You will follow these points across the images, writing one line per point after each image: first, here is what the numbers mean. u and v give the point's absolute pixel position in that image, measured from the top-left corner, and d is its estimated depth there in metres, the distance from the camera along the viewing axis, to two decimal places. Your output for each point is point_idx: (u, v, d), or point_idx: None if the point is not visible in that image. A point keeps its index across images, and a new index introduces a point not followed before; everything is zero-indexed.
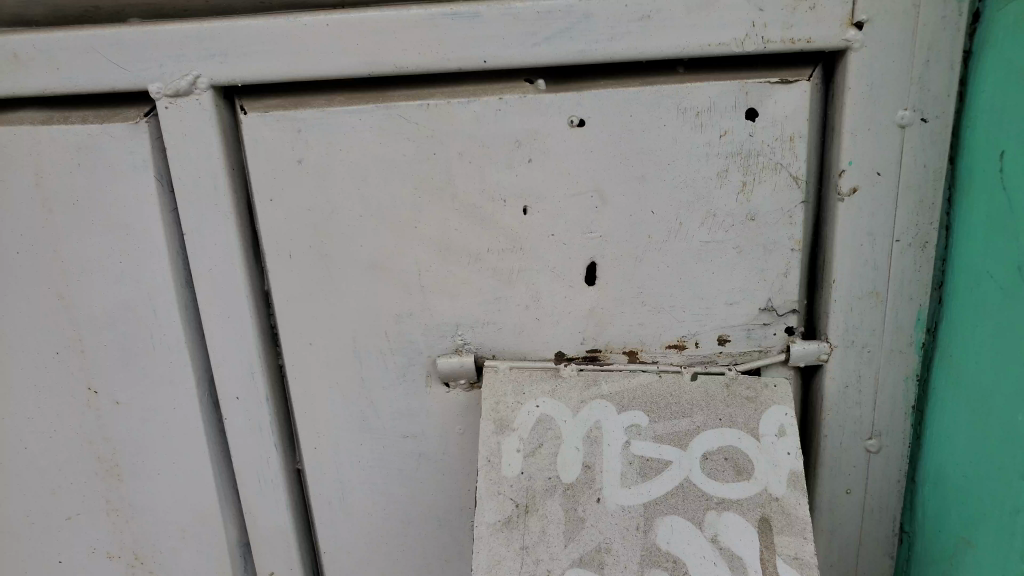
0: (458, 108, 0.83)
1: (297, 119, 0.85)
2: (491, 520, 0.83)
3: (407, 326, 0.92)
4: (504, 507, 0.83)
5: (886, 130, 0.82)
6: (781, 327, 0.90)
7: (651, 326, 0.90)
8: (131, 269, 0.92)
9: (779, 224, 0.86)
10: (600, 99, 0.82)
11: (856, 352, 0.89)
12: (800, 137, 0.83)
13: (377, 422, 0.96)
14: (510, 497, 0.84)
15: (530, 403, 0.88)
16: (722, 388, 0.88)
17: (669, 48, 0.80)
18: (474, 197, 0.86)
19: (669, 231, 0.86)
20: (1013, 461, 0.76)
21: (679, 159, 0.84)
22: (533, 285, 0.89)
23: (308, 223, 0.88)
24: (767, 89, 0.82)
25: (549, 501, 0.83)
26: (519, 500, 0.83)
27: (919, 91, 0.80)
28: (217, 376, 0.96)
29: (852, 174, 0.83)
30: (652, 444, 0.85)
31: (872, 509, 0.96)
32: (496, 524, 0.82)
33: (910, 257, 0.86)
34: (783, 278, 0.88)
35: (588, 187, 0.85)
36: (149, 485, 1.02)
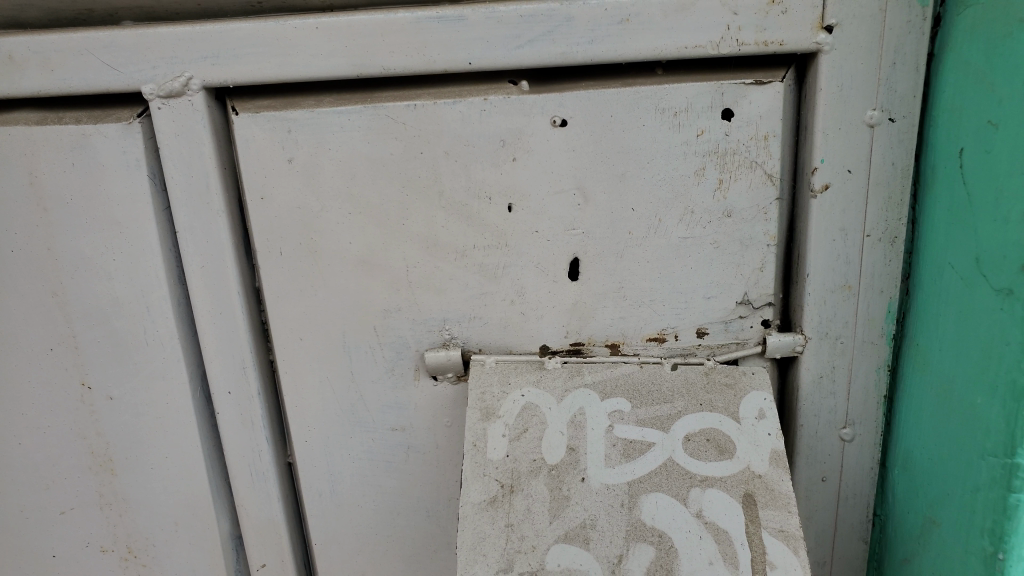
0: (444, 108, 0.86)
1: (288, 119, 0.87)
2: (476, 500, 0.84)
3: (395, 320, 0.94)
4: (489, 487, 0.85)
5: (855, 130, 0.85)
6: (758, 319, 0.93)
7: (633, 319, 0.93)
8: (124, 267, 0.94)
9: (754, 220, 0.89)
10: (581, 99, 0.85)
11: (830, 343, 0.93)
12: (773, 136, 0.86)
13: (366, 415, 0.99)
14: (495, 478, 0.85)
15: (515, 393, 0.91)
16: (701, 376, 0.91)
17: (647, 50, 0.83)
18: (460, 194, 0.88)
19: (649, 226, 0.89)
20: (972, 441, 0.80)
21: (658, 157, 0.87)
22: (518, 279, 0.92)
23: (299, 221, 0.91)
24: (742, 90, 0.85)
25: (534, 481, 0.85)
26: (504, 481, 0.85)
27: (887, 92, 0.84)
28: (209, 371, 0.98)
29: (824, 171, 0.86)
30: (635, 427, 0.88)
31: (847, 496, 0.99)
32: (482, 503, 0.84)
33: (881, 252, 0.89)
34: (759, 272, 0.91)
35: (571, 185, 0.88)
36: (142, 479, 1.04)
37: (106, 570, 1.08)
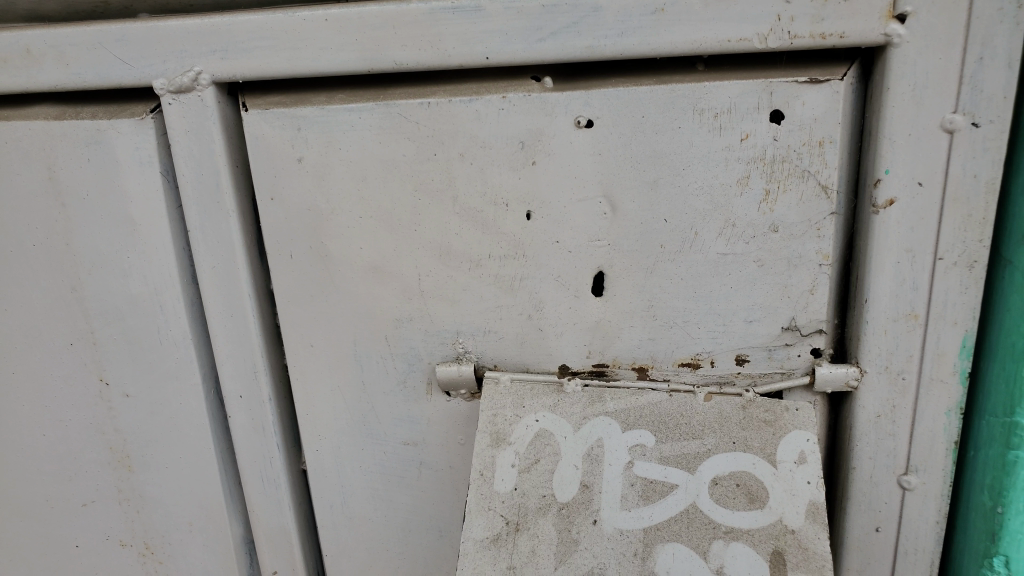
0: (459, 107, 0.79)
1: (297, 117, 0.82)
2: (478, 536, 0.77)
3: (408, 331, 0.89)
4: (493, 524, 0.78)
5: (930, 136, 0.72)
6: (807, 348, 0.83)
7: (663, 341, 0.85)
8: (138, 264, 0.92)
9: (805, 237, 0.79)
10: (610, 98, 0.77)
11: (890, 379, 0.81)
12: (830, 142, 0.75)
13: (378, 427, 0.95)
14: (500, 514, 0.78)
15: (529, 417, 0.84)
16: (738, 409, 0.82)
17: (685, 44, 0.73)
18: (475, 200, 0.82)
19: (684, 241, 0.80)
20: (972, 408, 0.83)
21: (695, 164, 0.78)
22: (535, 293, 0.85)
23: (307, 224, 0.86)
24: (794, 90, 0.74)
25: (542, 520, 0.78)
26: (509, 517, 0.78)
27: (970, 92, 0.71)
28: (221, 374, 0.95)
29: (889, 184, 0.74)
30: (657, 465, 0.80)
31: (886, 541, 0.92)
32: (484, 540, 0.77)
33: (956, 278, 0.77)
34: (810, 295, 0.81)
35: (596, 192, 0.80)
36: (159, 477, 1.03)
37: (124, 564, 1.08)
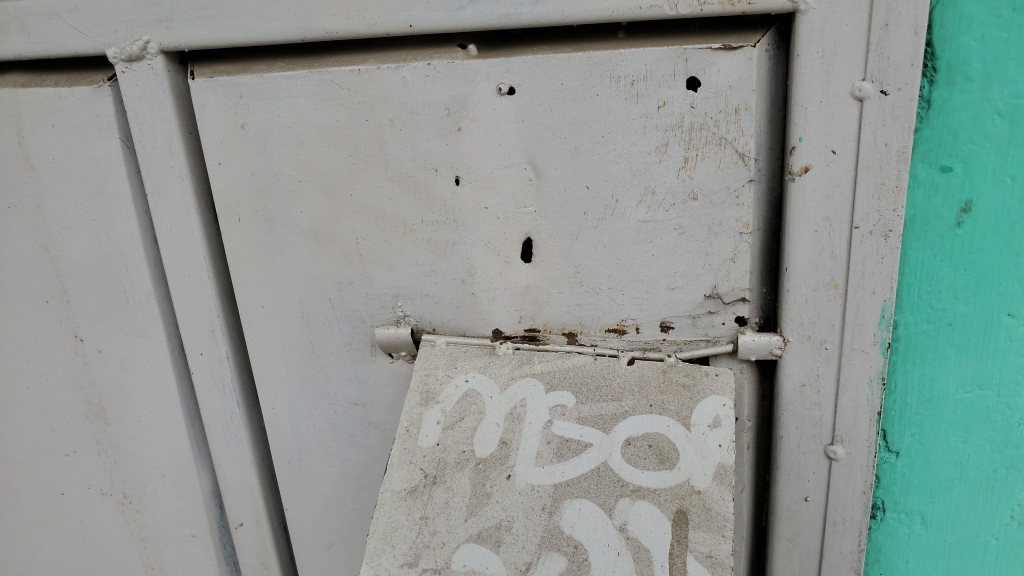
0: (387, 74, 0.81)
1: (239, 84, 0.86)
2: (396, 487, 0.81)
3: (349, 294, 0.92)
4: (411, 476, 0.81)
5: (840, 103, 0.72)
6: (730, 316, 0.83)
7: (590, 307, 0.86)
8: (104, 226, 0.98)
9: (725, 205, 0.79)
10: (530, 65, 0.78)
11: (813, 348, 0.81)
12: (746, 109, 0.75)
13: (328, 386, 0.98)
14: (420, 467, 0.82)
15: (459, 377, 0.87)
16: (659, 373, 0.83)
17: (598, 12, 0.75)
18: (406, 165, 0.84)
19: (606, 208, 0.82)
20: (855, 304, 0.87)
21: (615, 131, 0.79)
22: (467, 258, 0.87)
23: (252, 188, 0.90)
24: (708, 56, 0.75)
25: (459, 474, 0.81)
26: (427, 470, 0.81)
27: (878, 59, 0.70)
28: (183, 332, 1.00)
29: (803, 151, 0.75)
30: (575, 425, 0.82)
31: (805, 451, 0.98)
32: (401, 491, 0.80)
33: (873, 247, 0.76)
34: (731, 264, 0.81)
35: (521, 159, 0.82)
36: (132, 430, 1.09)
37: (105, 511, 1.15)
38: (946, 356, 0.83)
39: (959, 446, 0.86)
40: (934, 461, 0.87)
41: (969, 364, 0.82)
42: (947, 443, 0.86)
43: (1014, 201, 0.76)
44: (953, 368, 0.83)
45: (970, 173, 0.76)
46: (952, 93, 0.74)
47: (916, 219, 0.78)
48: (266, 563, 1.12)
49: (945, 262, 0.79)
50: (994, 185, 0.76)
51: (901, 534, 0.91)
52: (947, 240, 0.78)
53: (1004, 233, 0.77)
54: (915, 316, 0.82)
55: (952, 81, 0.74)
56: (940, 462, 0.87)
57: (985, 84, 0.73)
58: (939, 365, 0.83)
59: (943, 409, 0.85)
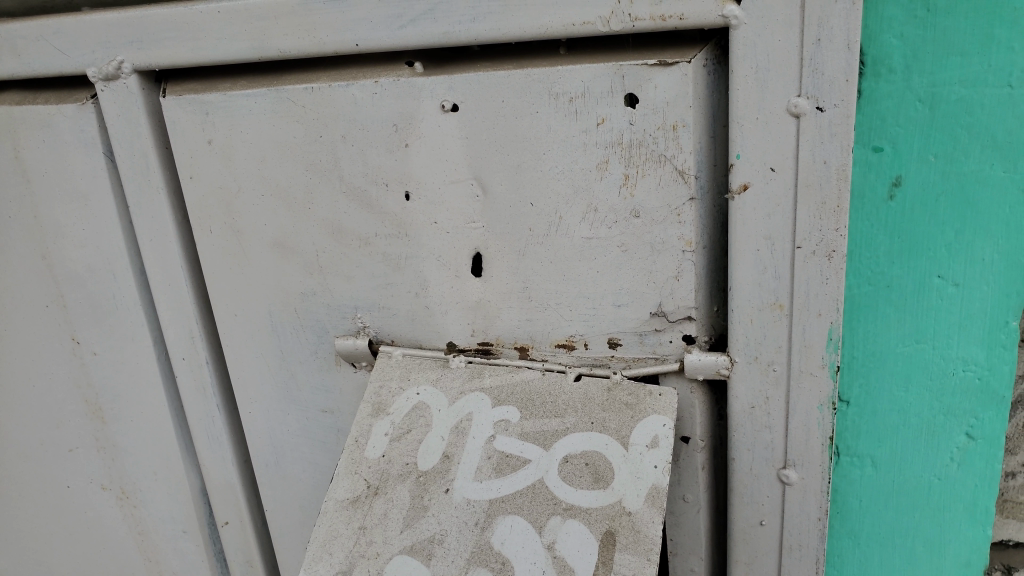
0: (338, 92, 0.83)
1: (205, 102, 0.89)
2: (340, 497, 0.84)
3: (313, 304, 0.94)
4: (355, 486, 0.84)
5: (777, 119, 0.70)
6: (677, 334, 0.82)
7: (540, 322, 0.86)
8: (93, 235, 1.03)
9: (666, 222, 0.78)
10: (471, 82, 0.79)
11: (760, 370, 0.79)
12: (683, 126, 0.74)
13: (299, 393, 1.01)
14: (365, 477, 0.84)
15: (411, 390, 0.88)
16: (603, 391, 0.83)
17: (532, 29, 0.74)
18: (359, 180, 0.86)
19: (550, 224, 0.81)
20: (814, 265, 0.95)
21: (555, 148, 0.79)
22: (419, 272, 0.87)
23: (220, 201, 0.93)
24: (644, 73, 0.74)
25: (400, 486, 0.82)
26: (371, 481, 0.84)
27: (812, 75, 0.68)
28: (167, 337, 1.05)
29: (741, 169, 0.72)
30: (516, 441, 0.82)
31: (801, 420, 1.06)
32: (344, 501, 0.83)
33: (816, 268, 0.73)
34: (675, 282, 0.80)
35: (467, 174, 0.82)
36: (126, 428, 1.14)
37: (106, 505, 1.21)
38: (886, 313, 0.89)
39: (902, 396, 0.92)
40: (881, 409, 0.93)
41: (906, 320, 0.89)
42: (892, 393, 0.92)
43: (940, 175, 0.83)
44: (893, 324, 0.89)
45: (901, 154, 0.83)
46: (880, 83, 0.82)
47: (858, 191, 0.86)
48: (251, 562, 1.15)
49: (881, 230, 0.86)
50: (923, 161, 0.83)
51: (853, 478, 0.97)
52: (882, 210, 0.85)
53: (931, 203, 0.84)
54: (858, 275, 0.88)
55: (879, 73, 0.82)
56: (884, 410, 0.93)
57: (906, 74, 0.81)
58: (881, 322, 0.89)
59: (885, 361, 0.91)
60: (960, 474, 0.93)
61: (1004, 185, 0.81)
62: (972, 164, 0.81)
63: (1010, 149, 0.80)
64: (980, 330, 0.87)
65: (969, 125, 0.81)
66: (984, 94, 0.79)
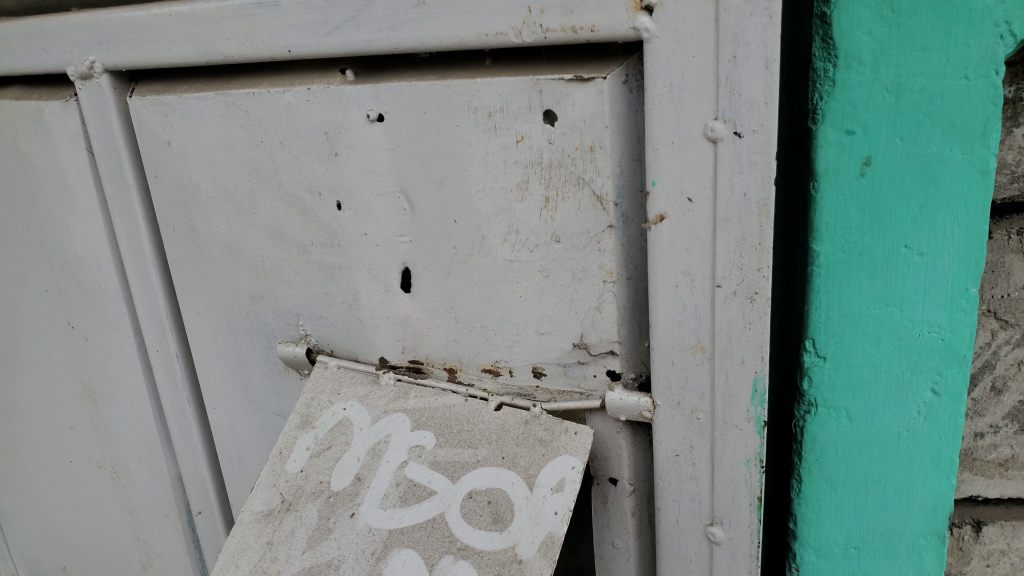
0: (276, 97, 0.82)
1: (164, 103, 0.90)
2: (255, 509, 0.83)
3: (261, 307, 0.94)
4: (270, 500, 0.83)
5: (692, 144, 0.63)
6: (601, 369, 0.76)
7: (466, 345, 0.82)
8: (78, 226, 1.07)
9: (587, 249, 0.72)
10: (395, 92, 0.76)
11: (683, 416, 0.72)
12: (601, 147, 0.68)
13: (255, 394, 1.01)
14: (281, 492, 0.83)
15: (338, 404, 0.87)
16: (520, 423, 0.78)
17: (448, 39, 0.70)
18: (296, 188, 0.85)
19: (472, 244, 0.77)
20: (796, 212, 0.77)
21: (476, 165, 0.74)
22: (352, 284, 0.85)
23: (181, 200, 0.95)
24: (562, 88, 0.68)
25: (310, 505, 0.81)
26: (285, 496, 0.83)
27: (729, 95, 0.60)
28: (143, 328, 1.08)
29: (657, 197, 0.66)
30: (425, 469, 0.79)
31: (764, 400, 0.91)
32: (258, 514, 0.83)
33: (738, 310, 0.66)
34: (597, 313, 0.74)
35: (393, 187, 0.79)
36: (114, 412, 1.19)
37: (101, 482, 1.27)
38: (855, 282, 0.73)
39: (865, 376, 0.76)
40: (844, 396, 0.77)
41: (874, 286, 0.73)
42: (855, 374, 0.76)
43: (901, 158, 0.68)
44: (858, 293, 0.73)
45: (872, 145, 0.69)
46: (848, 76, 0.68)
47: (825, 171, 0.71)
48: None
49: (851, 206, 0.71)
50: (889, 148, 0.69)
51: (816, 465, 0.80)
52: (847, 184, 0.70)
53: (897, 180, 0.69)
54: (827, 242, 0.72)
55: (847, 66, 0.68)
56: (855, 381, 0.76)
57: (874, 66, 0.67)
58: (850, 291, 0.73)
59: (854, 330, 0.74)
60: (921, 450, 0.77)
61: (962, 169, 0.68)
62: (934, 146, 0.67)
63: (972, 134, 0.66)
64: (943, 292, 0.72)
65: (933, 115, 0.67)
66: (944, 88, 0.66)
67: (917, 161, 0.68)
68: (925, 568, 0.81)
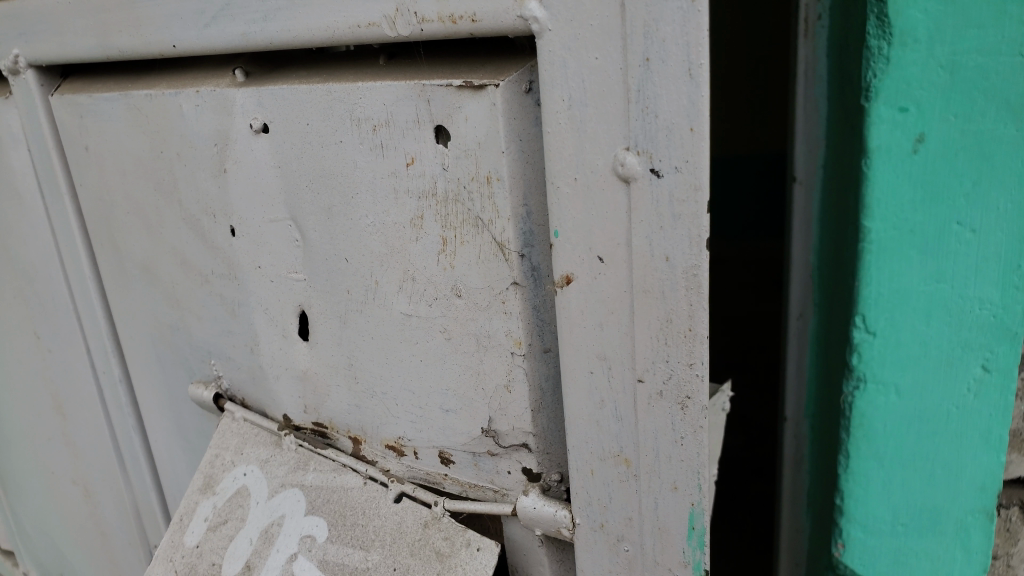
0: (168, 100, 0.69)
1: (77, 104, 0.79)
2: None
3: (179, 339, 0.82)
4: None
5: (601, 181, 0.44)
6: (515, 465, 0.58)
7: (368, 412, 0.66)
8: (27, 233, 0.98)
9: (491, 310, 0.54)
10: (276, 97, 0.60)
11: (607, 544, 0.53)
12: (498, 178, 0.50)
13: (186, 432, 0.90)
14: (174, 569, 0.71)
15: (239, 468, 0.74)
16: (418, 525, 0.62)
17: (321, 32, 0.54)
18: (196, 207, 0.72)
19: (366, 290, 0.61)
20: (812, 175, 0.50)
21: (364, 192, 0.58)
22: (252, 324, 0.72)
23: (101, 213, 0.84)
24: (452, 98, 0.50)
25: None
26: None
27: (643, 116, 0.42)
28: (90, 346, 0.99)
29: (562, 251, 0.47)
30: (315, 569, 0.64)
31: (801, 459, 0.57)
32: None
33: (666, 415, 0.47)
34: (506, 393, 0.56)
35: (283, 213, 0.64)
36: (77, 430, 1.11)
37: (77, 498, 1.20)
38: (904, 261, 0.46)
39: (914, 350, 0.48)
40: (890, 372, 0.48)
41: (926, 279, 0.46)
42: (904, 345, 0.48)
43: (954, 142, 0.44)
44: (905, 290, 0.47)
45: (922, 123, 0.43)
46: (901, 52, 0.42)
47: (875, 151, 0.44)
48: None
49: (895, 190, 0.45)
50: (941, 127, 0.43)
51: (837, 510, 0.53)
52: (896, 165, 0.44)
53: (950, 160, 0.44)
54: (876, 221, 0.45)
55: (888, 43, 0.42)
56: (897, 416, 0.49)
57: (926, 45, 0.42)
58: (894, 287, 0.47)
59: (898, 343, 0.48)
60: (981, 436, 0.49)
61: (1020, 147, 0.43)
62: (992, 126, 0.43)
63: None
64: (998, 273, 0.46)
65: (991, 91, 0.42)
66: (998, 67, 0.42)
67: (978, 137, 0.43)
68: (981, 553, 0.53)
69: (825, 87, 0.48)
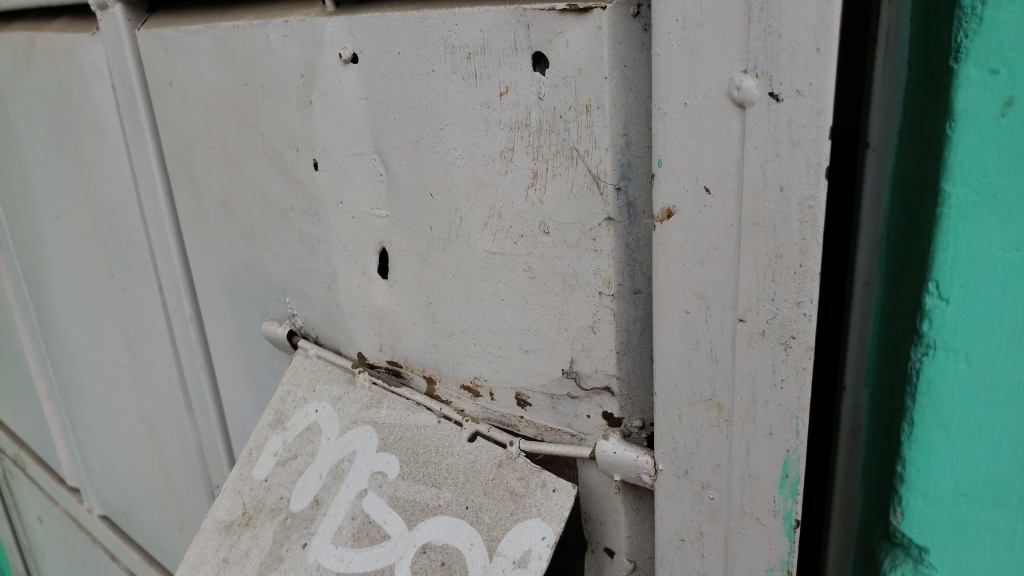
0: (256, 32, 0.69)
1: (164, 38, 0.80)
2: (217, 518, 0.73)
3: (254, 277, 0.83)
4: (232, 510, 0.73)
5: (713, 107, 0.42)
6: (596, 409, 0.57)
7: (444, 351, 0.65)
8: (107, 171, 1.00)
9: (580, 247, 0.53)
10: (368, 26, 0.59)
11: (691, 491, 0.52)
12: (598, 107, 0.48)
13: (254, 371, 0.91)
14: (243, 501, 0.73)
15: (312, 405, 0.75)
16: (493, 465, 0.61)
17: None
18: (278, 142, 0.72)
19: (450, 227, 0.60)
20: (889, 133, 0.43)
21: (454, 124, 0.57)
22: (330, 261, 0.72)
23: (182, 149, 0.85)
24: (553, 22, 0.49)
25: (267, 523, 0.70)
26: (246, 507, 0.72)
27: (764, 35, 0.39)
28: (163, 284, 1.00)
29: (664, 182, 0.46)
30: (383, 505, 0.64)
31: (857, 429, 0.50)
32: (220, 524, 0.73)
33: (766, 358, 0.45)
34: (591, 334, 0.55)
35: (369, 147, 0.64)
36: (147, 368, 1.13)
37: (144, 436, 1.23)
38: (984, 225, 0.39)
39: (989, 321, 0.41)
40: (962, 340, 0.41)
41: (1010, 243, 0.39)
42: (979, 315, 0.41)
43: None
44: (985, 256, 0.39)
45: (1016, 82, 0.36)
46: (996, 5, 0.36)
47: (959, 114, 0.37)
48: None
49: (979, 151, 0.38)
50: None
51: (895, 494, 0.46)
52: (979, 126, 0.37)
53: None
54: (956, 185, 0.39)
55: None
56: (969, 396, 0.42)
57: None
58: (970, 252, 0.40)
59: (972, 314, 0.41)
60: None
61: None
62: None
63: None
64: None
65: None
66: None
67: None
68: None
69: (907, 51, 0.42)
